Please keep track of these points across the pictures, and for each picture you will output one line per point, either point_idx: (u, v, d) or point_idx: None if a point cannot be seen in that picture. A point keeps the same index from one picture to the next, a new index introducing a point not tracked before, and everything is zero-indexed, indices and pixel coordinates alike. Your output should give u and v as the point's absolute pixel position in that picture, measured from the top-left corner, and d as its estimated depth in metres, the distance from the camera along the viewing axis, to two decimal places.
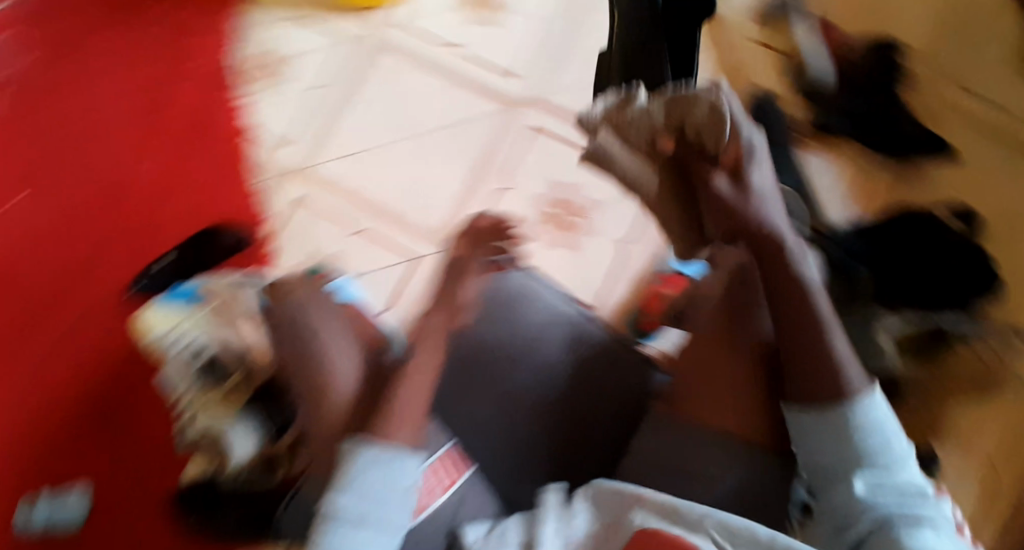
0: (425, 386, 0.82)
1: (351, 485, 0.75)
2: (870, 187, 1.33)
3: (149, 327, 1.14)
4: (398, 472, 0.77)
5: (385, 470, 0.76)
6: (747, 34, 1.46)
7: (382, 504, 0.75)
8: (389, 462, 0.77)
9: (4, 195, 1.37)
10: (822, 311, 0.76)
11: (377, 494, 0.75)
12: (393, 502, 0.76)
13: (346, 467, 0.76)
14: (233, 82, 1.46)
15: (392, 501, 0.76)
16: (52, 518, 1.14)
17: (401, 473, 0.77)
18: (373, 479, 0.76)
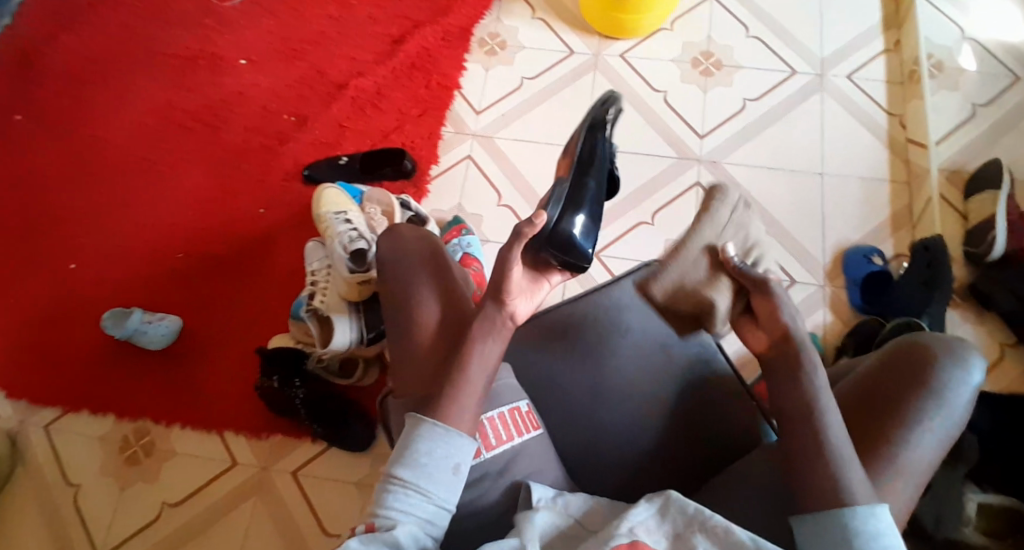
0: (466, 378, 0.92)
1: (409, 453, 0.89)
2: (1000, 366, 1.35)
3: (323, 202, 1.41)
4: (454, 450, 0.89)
5: (439, 445, 0.89)
6: (922, 186, 1.43)
7: (431, 471, 0.88)
8: (439, 438, 0.89)
9: (230, 82, 1.58)
10: (837, 418, 0.84)
11: (428, 463, 0.88)
12: (440, 468, 0.89)
13: (409, 436, 0.90)
14: (464, 45, 1.56)
15: (440, 469, 0.89)
16: (141, 331, 1.39)
17: (449, 451, 0.89)
18: (428, 449, 0.89)
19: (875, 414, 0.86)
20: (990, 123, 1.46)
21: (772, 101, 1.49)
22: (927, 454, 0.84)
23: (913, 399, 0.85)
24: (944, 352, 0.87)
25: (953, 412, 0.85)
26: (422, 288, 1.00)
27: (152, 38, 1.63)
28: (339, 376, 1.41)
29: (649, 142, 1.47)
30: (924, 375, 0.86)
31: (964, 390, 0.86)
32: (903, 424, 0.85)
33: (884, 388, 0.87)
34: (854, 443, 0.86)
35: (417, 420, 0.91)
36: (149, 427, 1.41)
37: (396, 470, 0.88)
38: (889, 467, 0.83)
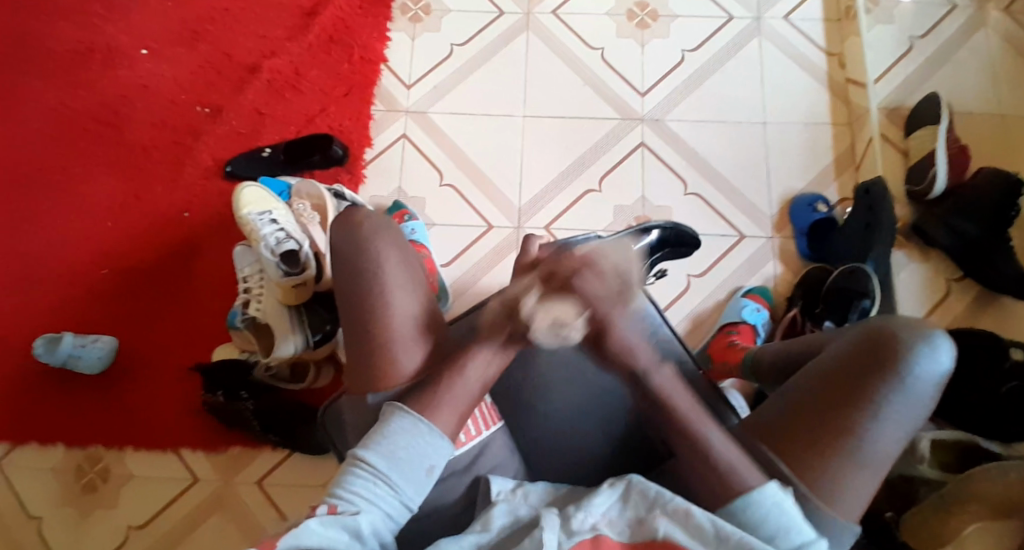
0: (455, 387, 0.89)
1: (384, 441, 0.86)
2: (945, 302, 1.40)
3: (245, 202, 1.33)
4: (431, 451, 0.87)
5: (418, 440, 0.86)
6: (861, 124, 1.41)
7: (403, 465, 0.85)
8: (422, 435, 0.87)
9: (135, 77, 1.46)
10: None
11: (402, 456, 0.85)
12: (414, 464, 0.85)
13: (386, 424, 0.87)
14: (384, 12, 1.46)
15: (413, 466, 0.85)
16: (75, 356, 1.33)
17: (426, 448, 0.86)
18: (407, 442, 0.86)
19: (836, 401, 0.85)
20: (929, 54, 1.44)
21: (708, 51, 1.45)
22: (888, 439, 0.84)
23: (878, 387, 0.84)
24: (911, 336, 0.85)
25: (917, 396, 0.84)
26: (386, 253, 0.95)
27: (40, 33, 1.49)
28: (289, 380, 1.38)
29: (586, 104, 1.41)
30: (890, 361, 0.84)
31: (932, 373, 0.84)
32: (865, 412, 0.84)
33: (849, 372, 0.85)
34: (814, 429, 0.85)
35: (398, 409, 0.88)
36: (101, 454, 1.35)
37: (364, 452, 0.85)
38: (847, 455, 0.84)
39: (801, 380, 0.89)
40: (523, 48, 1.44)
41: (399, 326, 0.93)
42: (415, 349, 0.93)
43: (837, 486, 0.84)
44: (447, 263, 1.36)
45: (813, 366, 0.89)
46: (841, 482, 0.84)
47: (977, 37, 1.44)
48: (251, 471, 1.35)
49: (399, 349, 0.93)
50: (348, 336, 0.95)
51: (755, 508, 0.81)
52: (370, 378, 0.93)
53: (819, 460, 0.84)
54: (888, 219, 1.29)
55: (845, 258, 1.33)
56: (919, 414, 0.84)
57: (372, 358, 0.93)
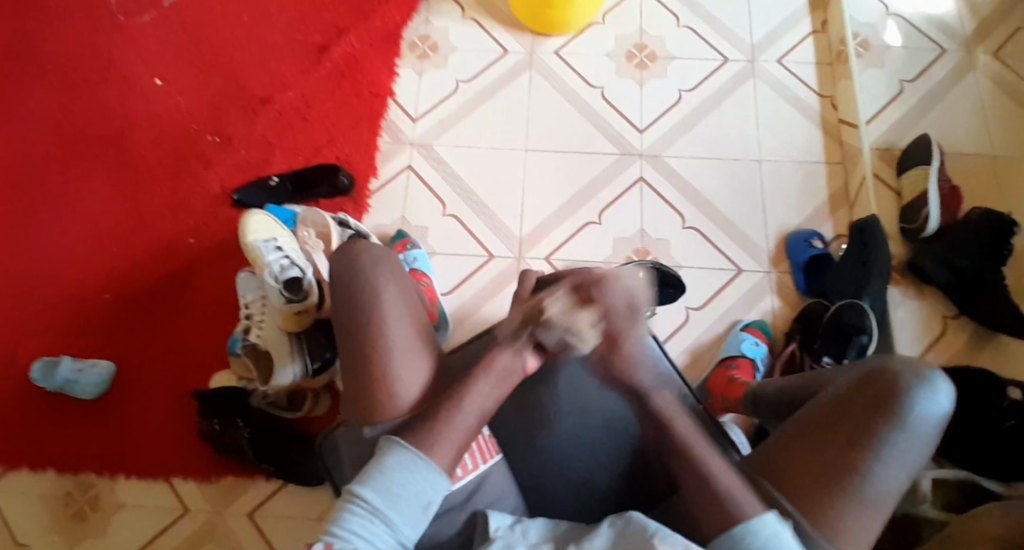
0: (456, 418, 0.90)
1: (381, 477, 0.86)
2: (942, 338, 1.40)
3: (250, 229, 1.33)
4: (428, 487, 0.87)
5: (414, 476, 0.87)
6: (854, 164, 1.45)
7: (399, 502, 0.85)
8: (419, 471, 0.87)
9: (147, 106, 1.50)
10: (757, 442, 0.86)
11: (399, 493, 0.85)
12: (410, 501, 0.86)
13: (384, 460, 0.87)
14: (393, 49, 1.51)
15: (409, 502, 0.86)
16: (72, 380, 1.33)
17: (423, 485, 0.86)
18: (403, 479, 0.86)
19: (842, 440, 0.90)
20: (918, 96, 1.49)
21: (706, 91, 1.49)
22: (894, 479, 0.89)
23: (877, 427, 0.90)
24: (912, 379, 0.92)
25: (919, 436, 0.90)
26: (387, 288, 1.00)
27: (53, 62, 1.53)
28: (286, 409, 1.37)
29: (587, 139, 1.45)
30: (893, 402, 0.91)
31: (932, 414, 0.90)
32: (871, 451, 0.89)
33: (855, 412, 0.91)
34: (823, 467, 0.90)
35: (396, 444, 0.88)
36: (91, 482, 1.33)
37: (362, 490, 0.85)
38: (848, 495, 0.88)
39: (804, 420, 0.94)
40: (525, 85, 1.49)
41: (400, 360, 0.97)
42: (415, 383, 0.97)
43: (845, 525, 0.88)
44: (448, 292, 1.37)
45: (817, 405, 0.95)
46: (849, 520, 0.88)
47: (966, 80, 1.49)
48: (243, 502, 1.33)
49: (401, 384, 0.96)
50: (349, 366, 0.97)
51: (756, 536, 0.86)
52: (373, 408, 0.95)
53: (826, 499, 0.89)
54: (883, 259, 1.34)
55: (841, 295, 1.34)
56: (922, 453, 0.90)
57: (374, 390, 0.95)
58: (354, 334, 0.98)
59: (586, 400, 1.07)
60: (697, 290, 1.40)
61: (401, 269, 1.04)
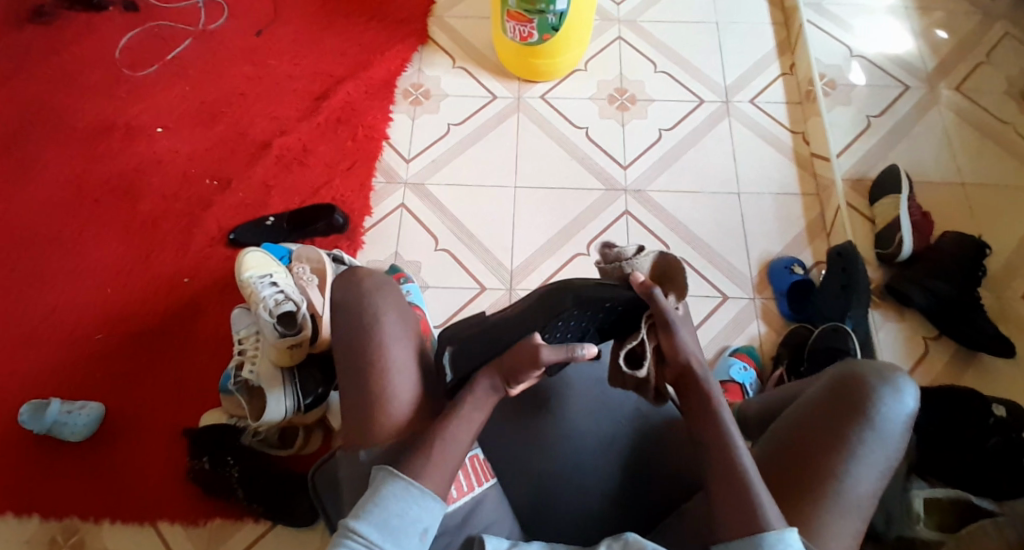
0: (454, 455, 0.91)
1: (376, 510, 0.88)
2: (924, 360, 1.42)
3: (246, 265, 1.36)
4: (423, 515, 0.89)
5: (411, 506, 0.88)
6: (828, 196, 1.51)
7: (396, 533, 0.87)
8: (414, 499, 0.89)
9: (146, 154, 1.54)
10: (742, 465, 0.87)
11: (397, 525, 0.87)
12: (407, 531, 0.88)
13: (380, 491, 0.89)
14: (387, 96, 1.58)
15: (406, 531, 0.87)
16: (61, 422, 1.32)
17: (419, 513, 0.88)
18: (399, 509, 0.88)
19: (818, 444, 0.92)
20: (886, 131, 1.57)
21: (683, 130, 1.57)
22: (869, 481, 0.91)
23: (852, 429, 0.92)
24: (878, 381, 0.94)
25: (890, 436, 0.92)
26: (384, 310, 1.01)
27: (55, 114, 1.57)
28: (276, 446, 1.36)
29: (575, 176, 1.51)
30: (861, 403, 0.93)
31: (898, 415, 0.93)
32: (844, 453, 0.91)
33: (826, 418, 0.93)
34: (799, 474, 0.91)
35: (391, 476, 0.90)
36: (77, 526, 1.30)
37: (358, 524, 0.87)
38: (833, 498, 0.90)
39: (779, 431, 0.96)
40: (514, 127, 1.55)
41: (402, 388, 0.97)
42: (408, 397, 0.97)
43: (829, 529, 0.89)
44: (441, 324, 1.39)
45: (792, 414, 0.97)
46: (829, 526, 0.89)
47: (932, 115, 1.58)
48: (233, 543, 1.30)
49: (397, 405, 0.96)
50: (349, 391, 0.98)
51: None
52: (369, 429, 0.95)
53: (806, 506, 0.89)
54: (862, 281, 1.37)
55: (825, 320, 1.38)
56: (894, 454, 0.92)
57: (373, 417, 0.96)
58: (355, 364, 0.98)
59: (579, 421, 1.06)
60: None
61: (404, 301, 1.04)
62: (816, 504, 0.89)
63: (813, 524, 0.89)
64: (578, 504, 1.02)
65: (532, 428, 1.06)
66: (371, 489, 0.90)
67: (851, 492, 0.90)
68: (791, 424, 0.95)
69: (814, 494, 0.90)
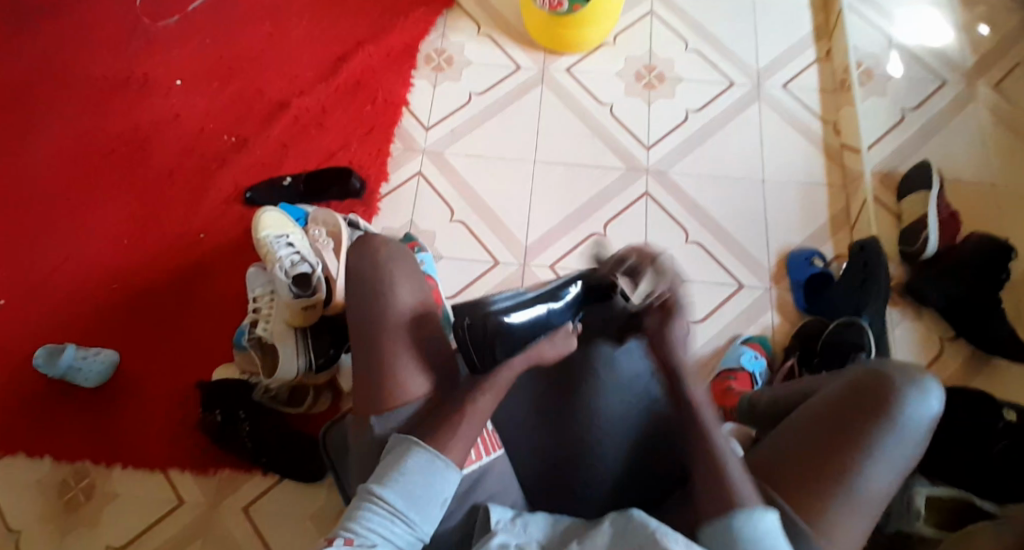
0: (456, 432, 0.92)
1: (401, 479, 0.89)
2: (939, 361, 1.39)
3: (264, 224, 1.37)
4: (445, 486, 0.90)
5: (434, 477, 0.90)
6: (854, 188, 1.48)
7: (419, 502, 0.89)
8: (437, 472, 0.90)
9: (167, 107, 1.54)
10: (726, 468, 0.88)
11: (420, 494, 0.89)
12: (429, 501, 0.89)
13: (405, 460, 0.90)
14: (409, 61, 1.56)
15: (428, 502, 0.89)
16: (76, 367, 1.33)
17: (441, 485, 0.90)
18: (423, 479, 0.90)
19: (836, 438, 0.91)
20: (919, 126, 1.53)
21: (709, 113, 1.54)
22: (883, 481, 0.89)
23: (872, 427, 0.91)
24: (905, 381, 0.93)
25: (909, 436, 0.91)
26: (391, 278, 1.01)
27: (78, 62, 1.58)
28: (287, 404, 1.37)
29: (595, 153, 1.50)
30: (885, 402, 0.92)
31: (920, 417, 0.91)
32: (862, 450, 0.90)
33: (846, 413, 0.92)
34: (813, 467, 0.90)
35: (415, 446, 0.91)
36: (88, 470, 1.33)
37: (382, 492, 0.88)
38: (846, 493, 0.88)
39: (796, 421, 0.95)
40: (537, 99, 1.53)
41: (409, 359, 0.98)
42: (414, 368, 0.97)
43: (839, 523, 0.88)
44: (453, 296, 1.39)
45: (811, 406, 0.95)
46: (837, 522, 0.88)
47: (968, 111, 1.54)
48: (240, 495, 1.33)
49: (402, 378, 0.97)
50: (358, 357, 0.99)
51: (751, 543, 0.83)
52: (375, 399, 0.97)
53: (818, 498, 0.88)
54: (883, 274, 1.33)
55: (841, 314, 1.36)
56: (912, 457, 0.91)
57: (378, 386, 0.97)
58: (365, 330, 0.99)
59: (603, 400, 1.01)
60: (697, 303, 1.42)
61: (418, 270, 1.04)
62: (829, 497, 0.88)
63: (821, 517, 0.88)
64: (584, 484, 0.99)
65: (545, 399, 1.02)
66: (394, 457, 0.91)
67: (865, 489, 0.89)
68: (810, 417, 0.94)
69: (827, 488, 0.89)
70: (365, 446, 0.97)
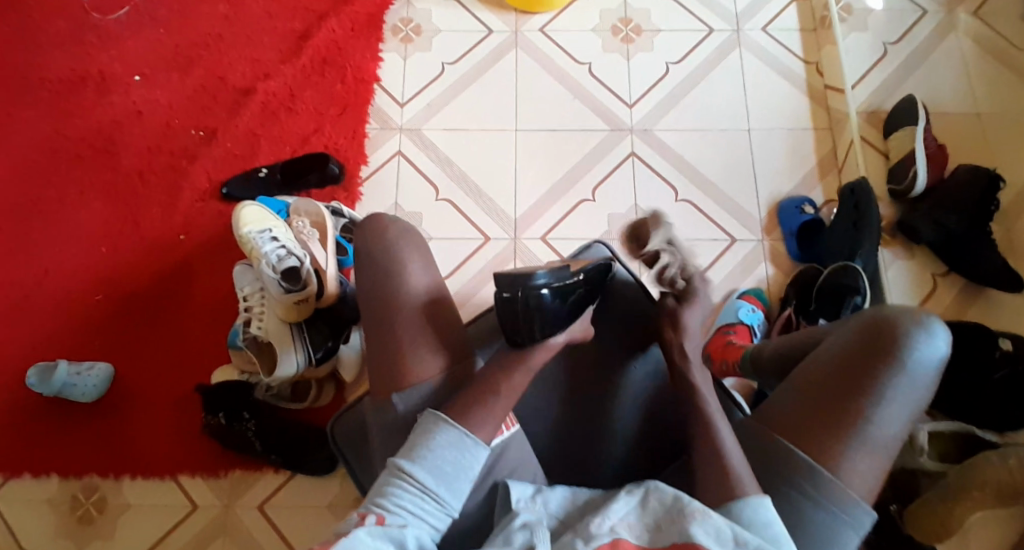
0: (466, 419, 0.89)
1: (431, 455, 0.87)
2: (934, 294, 1.39)
3: (244, 220, 1.31)
4: (473, 461, 0.88)
5: (462, 454, 0.88)
6: (839, 129, 1.46)
7: (450, 479, 0.86)
8: (466, 448, 0.88)
9: (127, 103, 1.49)
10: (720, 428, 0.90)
11: (450, 472, 0.87)
12: (460, 478, 0.87)
13: (432, 437, 0.88)
14: (376, 33, 1.52)
15: (458, 479, 0.87)
16: (71, 384, 1.30)
17: (470, 462, 0.88)
18: (453, 456, 0.87)
19: (845, 388, 0.89)
20: (901, 60, 1.51)
21: (691, 63, 1.51)
22: (895, 423, 0.88)
23: (881, 373, 0.89)
24: (910, 323, 0.90)
25: (920, 378, 0.89)
26: (399, 260, 0.98)
27: (29, 64, 1.51)
28: (292, 400, 1.35)
29: (577, 115, 1.47)
30: (891, 346, 0.89)
31: (929, 359, 0.89)
32: (872, 398, 0.88)
33: (853, 363, 0.90)
34: (823, 419, 0.89)
35: (443, 421, 0.88)
36: (97, 483, 1.31)
37: (413, 467, 0.86)
38: (856, 438, 0.87)
39: (805, 375, 0.93)
40: (512, 64, 1.50)
41: (419, 341, 0.95)
42: (432, 361, 0.95)
43: (851, 467, 0.87)
44: (448, 275, 1.37)
45: (817, 357, 0.93)
46: (850, 469, 0.87)
47: (950, 40, 1.51)
48: (253, 493, 1.31)
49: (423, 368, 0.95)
50: (371, 342, 0.97)
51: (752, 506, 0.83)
52: (396, 382, 0.95)
53: (830, 447, 0.88)
54: (874, 218, 1.31)
55: (834, 258, 1.34)
56: (923, 400, 0.89)
57: (398, 372, 0.95)
58: (377, 313, 0.97)
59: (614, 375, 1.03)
60: (692, 261, 1.40)
61: (426, 248, 1.02)
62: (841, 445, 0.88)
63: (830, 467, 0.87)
64: (594, 455, 1.01)
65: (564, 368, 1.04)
66: (419, 436, 0.88)
67: (875, 432, 0.88)
68: (818, 368, 0.92)
69: (837, 436, 0.88)
70: (388, 430, 0.95)
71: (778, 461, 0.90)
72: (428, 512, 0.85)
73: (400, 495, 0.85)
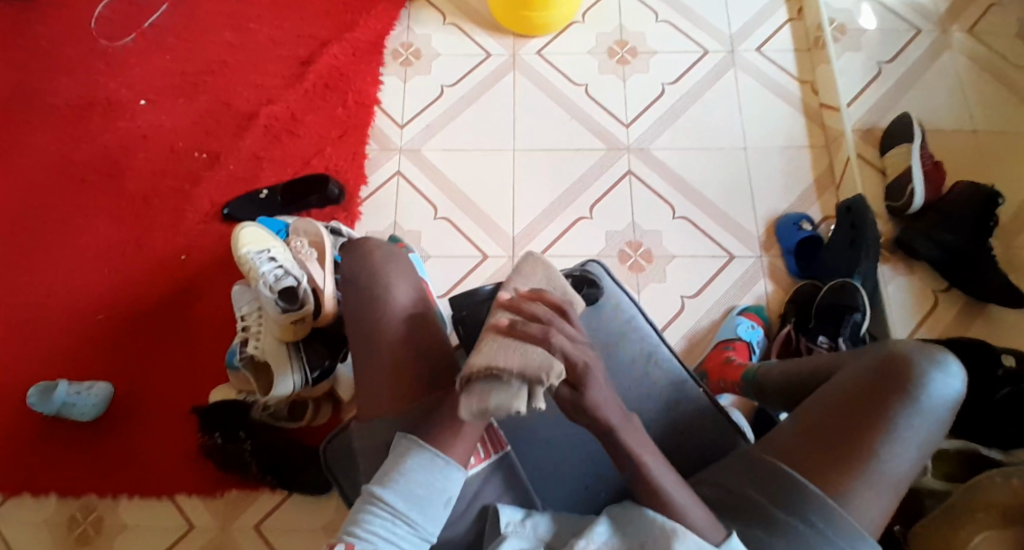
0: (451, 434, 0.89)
1: (402, 479, 0.86)
2: (935, 312, 1.38)
3: (243, 241, 1.32)
4: (446, 483, 0.87)
5: (435, 477, 0.87)
6: (835, 148, 1.47)
7: (423, 503, 0.86)
8: (439, 471, 0.87)
9: (133, 128, 1.52)
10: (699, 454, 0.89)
11: (423, 495, 0.86)
12: (432, 501, 0.86)
13: (404, 461, 0.87)
14: (377, 58, 1.55)
15: (432, 503, 0.86)
16: (70, 403, 1.30)
17: (444, 484, 0.87)
18: (425, 479, 0.87)
19: (859, 422, 0.88)
20: (896, 80, 1.52)
21: (687, 83, 1.53)
22: (906, 459, 0.87)
23: (896, 408, 0.88)
24: (927, 361, 0.90)
25: (934, 415, 0.88)
26: (388, 279, 0.99)
27: (38, 90, 1.55)
28: (287, 420, 1.33)
29: (573, 134, 1.49)
30: (905, 382, 0.89)
31: (943, 397, 0.88)
32: (886, 433, 0.87)
33: (867, 396, 0.89)
34: (834, 452, 0.87)
35: (415, 445, 0.88)
36: (94, 503, 1.31)
37: (385, 492, 0.85)
38: (868, 472, 0.86)
39: (816, 405, 0.91)
40: (510, 85, 1.52)
41: (405, 358, 0.96)
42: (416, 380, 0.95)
43: (862, 500, 0.86)
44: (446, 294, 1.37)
45: (829, 389, 0.92)
46: (859, 502, 0.86)
47: (944, 59, 1.53)
48: (250, 514, 1.30)
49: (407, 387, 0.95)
50: (360, 360, 0.97)
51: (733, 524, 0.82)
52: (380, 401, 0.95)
53: (840, 479, 0.86)
54: (873, 235, 1.30)
55: (833, 277, 1.34)
56: (934, 438, 0.88)
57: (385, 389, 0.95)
58: (364, 340, 0.98)
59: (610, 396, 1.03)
60: (691, 279, 1.40)
61: (410, 267, 1.02)
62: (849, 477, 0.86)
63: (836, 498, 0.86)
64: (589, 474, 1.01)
65: None
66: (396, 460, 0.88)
67: (887, 467, 0.86)
68: (831, 401, 0.90)
69: (846, 468, 0.86)
70: (373, 449, 0.94)
71: (781, 485, 0.88)
72: (400, 538, 0.84)
73: (374, 520, 0.84)
